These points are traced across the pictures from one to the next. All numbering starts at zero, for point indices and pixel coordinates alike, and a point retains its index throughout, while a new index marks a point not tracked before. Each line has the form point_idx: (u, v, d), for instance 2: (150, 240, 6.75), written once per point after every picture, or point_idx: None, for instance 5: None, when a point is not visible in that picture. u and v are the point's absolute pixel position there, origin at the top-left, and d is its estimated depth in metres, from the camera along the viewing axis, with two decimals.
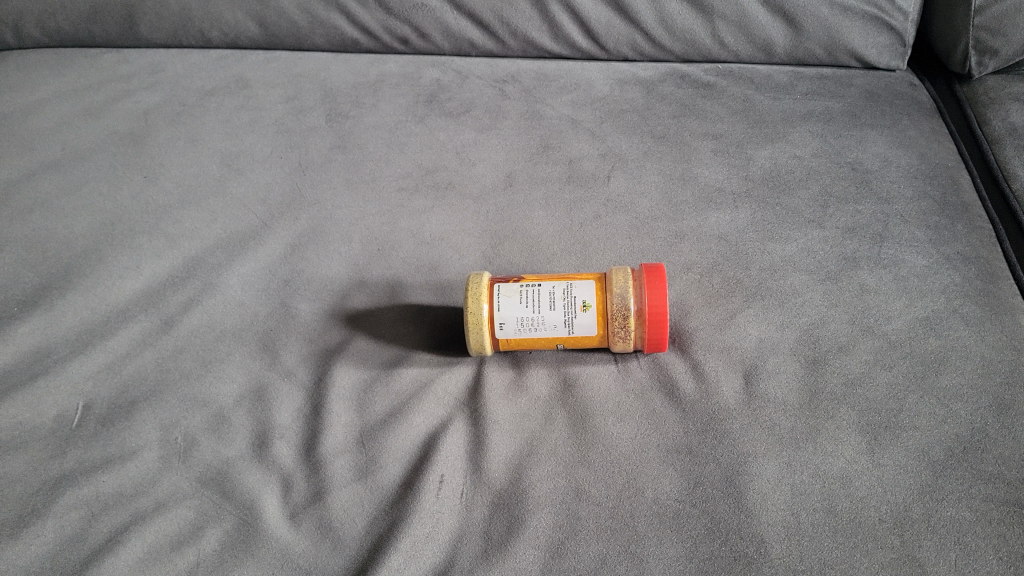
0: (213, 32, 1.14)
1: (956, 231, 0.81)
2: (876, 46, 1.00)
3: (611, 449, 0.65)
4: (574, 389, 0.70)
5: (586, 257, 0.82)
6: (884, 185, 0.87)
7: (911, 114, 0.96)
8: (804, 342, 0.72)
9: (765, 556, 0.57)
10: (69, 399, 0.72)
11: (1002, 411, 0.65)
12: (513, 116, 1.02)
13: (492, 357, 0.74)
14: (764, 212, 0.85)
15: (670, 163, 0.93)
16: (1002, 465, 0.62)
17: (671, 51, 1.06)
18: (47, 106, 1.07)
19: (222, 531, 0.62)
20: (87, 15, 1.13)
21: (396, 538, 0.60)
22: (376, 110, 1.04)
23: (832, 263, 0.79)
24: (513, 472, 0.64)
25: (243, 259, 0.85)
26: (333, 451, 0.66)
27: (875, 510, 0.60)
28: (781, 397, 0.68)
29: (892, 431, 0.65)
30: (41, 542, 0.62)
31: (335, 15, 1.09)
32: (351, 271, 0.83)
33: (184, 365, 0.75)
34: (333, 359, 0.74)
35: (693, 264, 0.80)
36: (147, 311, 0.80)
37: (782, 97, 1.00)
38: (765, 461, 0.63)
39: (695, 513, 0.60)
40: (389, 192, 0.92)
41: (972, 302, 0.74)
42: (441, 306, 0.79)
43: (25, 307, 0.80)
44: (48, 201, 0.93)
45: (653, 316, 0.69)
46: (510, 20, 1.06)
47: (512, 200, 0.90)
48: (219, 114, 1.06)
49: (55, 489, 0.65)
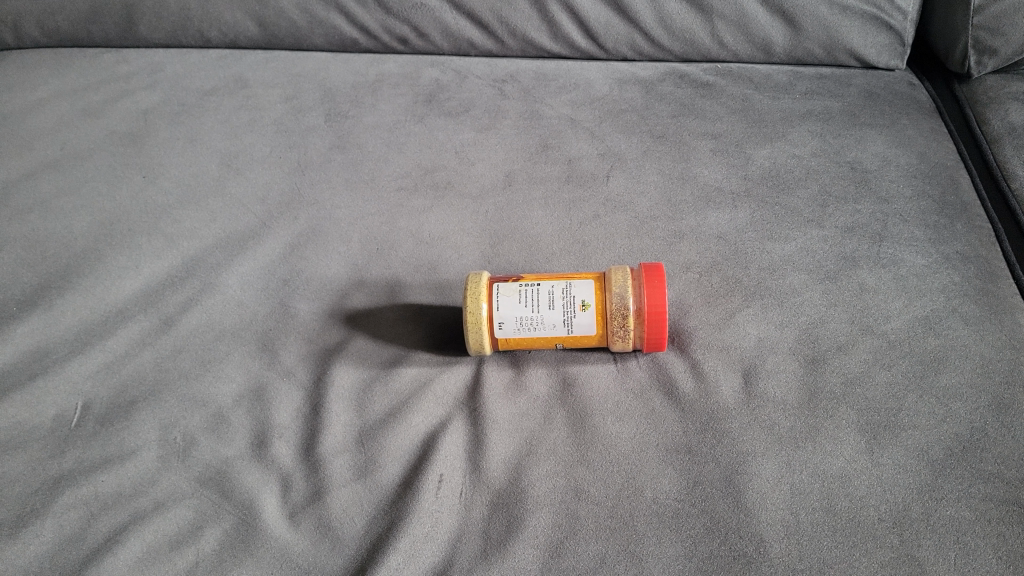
0: (213, 32, 1.14)
1: (955, 231, 0.81)
2: (875, 45, 1.00)
3: (611, 449, 0.65)
4: (573, 389, 0.70)
5: (585, 256, 0.82)
6: (883, 185, 0.87)
7: (911, 113, 0.96)
8: (804, 341, 0.72)
9: (765, 556, 0.57)
10: (69, 398, 0.72)
11: (1001, 410, 0.65)
12: (513, 116, 1.02)
13: (492, 357, 0.74)
14: (763, 212, 0.85)
15: (669, 163, 0.93)
16: (1002, 465, 0.62)
17: (671, 50, 1.06)
18: (47, 106, 1.07)
19: (221, 531, 0.62)
20: (87, 15, 1.13)
21: (396, 538, 0.60)
22: (375, 110, 1.04)
23: (832, 262, 0.79)
24: (513, 472, 0.64)
25: (243, 259, 0.85)
26: (332, 451, 0.66)
27: (874, 509, 0.60)
28: (781, 397, 0.68)
29: (891, 430, 0.65)
30: (40, 542, 0.61)
31: (335, 15, 1.09)
32: (350, 271, 0.83)
33: (183, 365, 0.75)
34: (332, 358, 0.74)
35: (693, 264, 0.80)
36: (146, 310, 0.80)
37: (781, 96, 1.00)
38: (764, 461, 0.63)
39: (694, 512, 0.60)
40: (389, 192, 0.92)
41: (971, 301, 0.74)
42: (440, 305, 0.79)
43: (24, 307, 0.80)
44: (48, 201, 0.93)
45: (652, 316, 0.69)
46: (510, 20, 1.05)
47: (511, 200, 0.90)
48: (219, 114, 1.06)
49: (54, 489, 0.65)
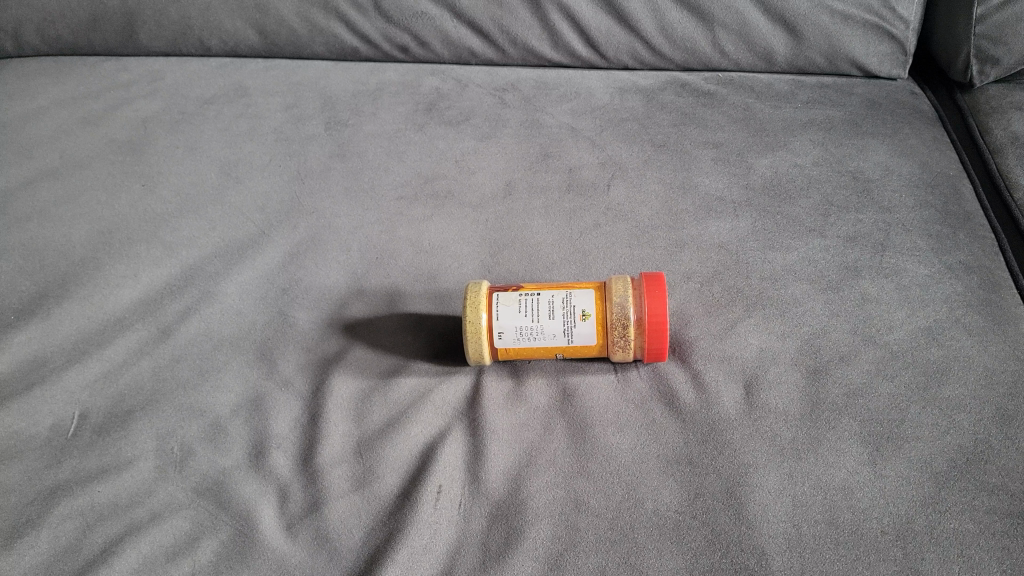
0: (213, 40, 1.14)
1: (958, 240, 0.81)
2: (877, 54, 1.00)
3: (612, 459, 0.65)
4: (574, 399, 0.69)
5: (586, 265, 0.82)
6: (885, 194, 0.87)
7: (913, 123, 0.96)
8: (805, 351, 0.72)
9: (766, 568, 0.57)
10: (66, 408, 0.72)
11: (1005, 422, 0.65)
12: (513, 124, 1.02)
13: (491, 367, 0.73)
14: (764, 221, 0.85)
15: (670, 172, 0.92)
16: (1006, 477, 0.61)
17: (671, 59, 1.06)
18: (47, 114, 1.07)
19: (218, 542, 0.61)
20: (87, 23, 1.14)
21: (394, 549, 0.59)
22: (376, 118, 1.04)
23: (834, 272, 0.79)
24: (513, 483, 0.64)
25: (242, 267, 0.85)
26: (331, 461, 0.66)
27: (877, 522, 0.59)
28: (783, 407, 0.67)
29: (894, 442, 0.64)
30: (35, 553, 0.61)
31: (335, 23, 1.09)
32: (350, 280, 0.83)
33: (181, 374, 0.74)
34: (331, 368, 0.73)
35: (694, 273, 0.80)
36: (144, 319, 0.80)
37: (782, 105, 1.00)
38: (765, 472, 0.63)
39: (696, 524, 0.60)
40: (389, 201, 0.92)
41: (975, 312, 0.74)
42: (440, 314, 0.79)
43: (22, 316, 0.80)
44: (47, 210, 0.93)
45: (653, 325, 0.68)
46: (510, 29, 1.06)
47: (512, 208, 0.90)
48: (219, 122, 1.06)
49: (49, 499, 0.65)
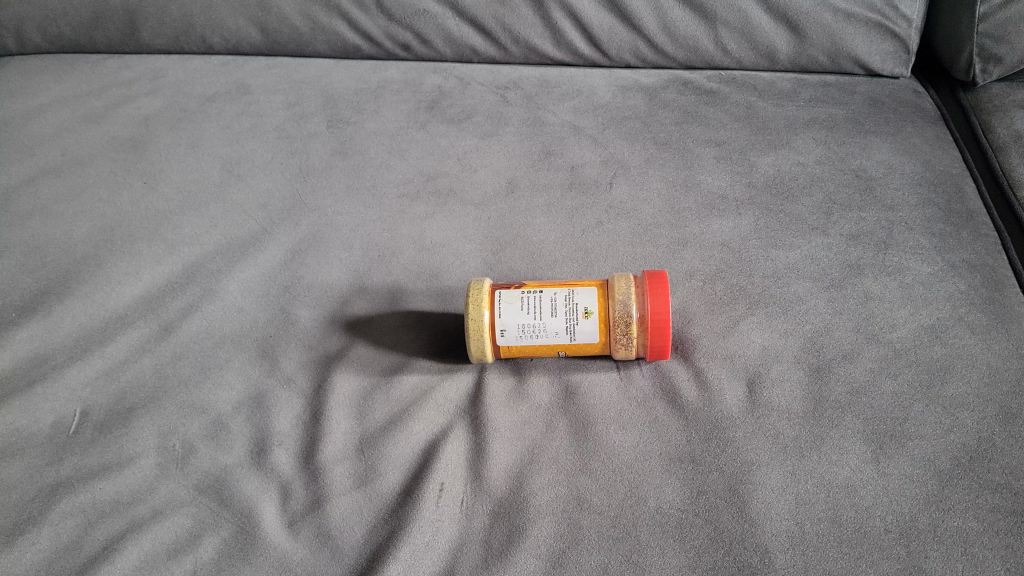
0: (215, 38, 1.14)
1: (961, 239, 0.80)
2: (880, 52, 0.99)
3: (614, 457, 0.65)
4: (575, 397, 0.69)
5: (588, 263, 0.82)
6: (888, 193, 0.86)
7: (916, 121, 0.96)
8: (808, 349, 0.71)
9: (769, 566, 0.57)
10: (67, 405, 0.72)
11: (1008, 420, 0.65)
12: (515, 122, 1.01)
13: (493, 365, 0.73)
14: (767, 219, 0.85)
15: (672, 170, 0.92)
16: (1010, 475, 0.61)
17: (673, 57, 1.05)
18: (49, 111, 1.07)
19: (220, 539, 0.61)
20: (90, 21, 1.14)
21: (396, 547, 0.59)
22: (377, 116, 1.04)
23: (837, 270, 0.78)
24: (514, 481, 0.64)
25: (243, 265, 0.85)
26: (332, 459, 0.66)
27: (880, 520, 0.59)
28: (786, 405, 0.67)
29: (897, 441, 0.64)
30: (36, 549, 0.61)
31: (338, 21, 1.09)
32: (351, 277, 0.83)
33: (182, 372, 0.74)
34: (333, 365, 0.73)
35: (696, 271, 0.80)
36: (146, 316, 0.80)
37: (784, 104, 1.00)
38: (767, 470, 0.63)
39: (698, 522, 0.60)
40: (391, 199, 0.92)
41: (978, 310, 0.73)
42: (442, 312, 0.78)
43: (23, 313, 0.80)
44: (48, 208, 0.92)
45: (656, 323, 0.68)
46: (513, 27, 1.05)
47: (514, 206, 0.90)
48: (220, 120, 1.06)
49: (51, 496, 0.64)
